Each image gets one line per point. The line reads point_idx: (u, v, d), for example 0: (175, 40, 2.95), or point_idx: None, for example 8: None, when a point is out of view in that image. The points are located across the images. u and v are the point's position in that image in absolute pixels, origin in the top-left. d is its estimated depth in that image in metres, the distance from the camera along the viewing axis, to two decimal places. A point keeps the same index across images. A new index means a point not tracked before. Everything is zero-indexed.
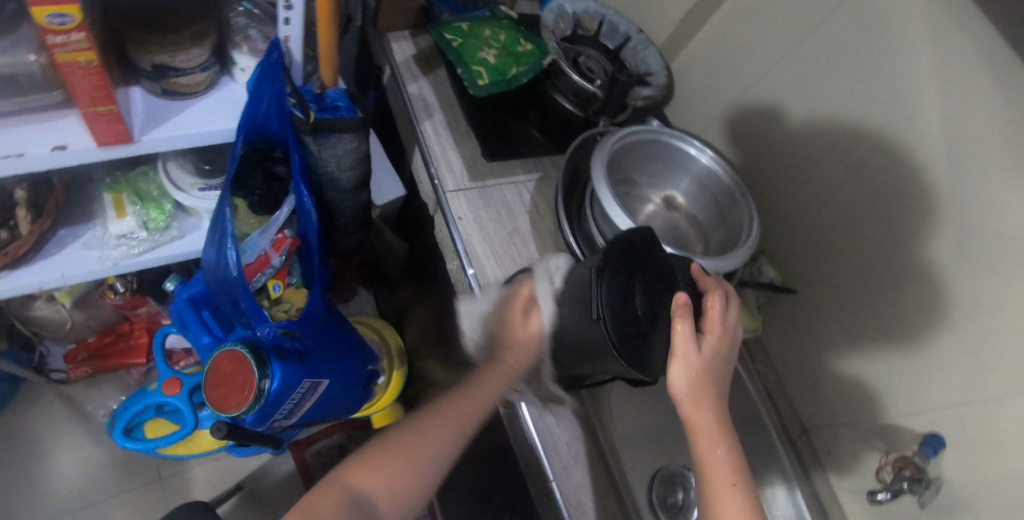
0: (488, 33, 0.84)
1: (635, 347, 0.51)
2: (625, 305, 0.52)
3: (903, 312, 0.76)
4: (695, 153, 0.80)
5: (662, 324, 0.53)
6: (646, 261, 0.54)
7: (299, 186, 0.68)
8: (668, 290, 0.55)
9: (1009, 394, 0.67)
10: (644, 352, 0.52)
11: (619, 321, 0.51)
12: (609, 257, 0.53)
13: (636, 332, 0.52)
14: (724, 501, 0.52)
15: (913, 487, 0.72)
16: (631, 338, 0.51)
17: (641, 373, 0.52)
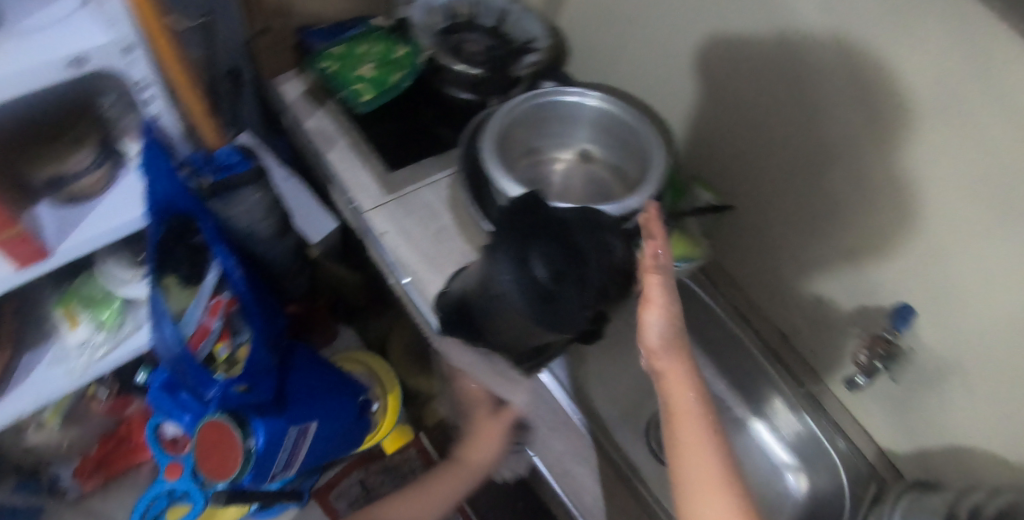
0: (364, 49, 0.87)
1: (546, 307, 0.52)
2: (523, 268, 0.52)
3: (837, 198, 0.76)
4: (578, 100, 0.79)
5: (569, 280, 0.51)
6: (540, 220, 0.54)
7: (216, 249, 0.70)
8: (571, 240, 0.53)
9: (948, 247, 0.67)
10: (558, 308, 0.52)
11: (523, 287, 0.52)
12: (501, 229, 0.55)
13: (544, 293, 0.52)
14: (684, 428, 0.56)
15: (885, 363, 0.75)
16: (535, 299, 0.52)
17: (560, 328, 0.53)
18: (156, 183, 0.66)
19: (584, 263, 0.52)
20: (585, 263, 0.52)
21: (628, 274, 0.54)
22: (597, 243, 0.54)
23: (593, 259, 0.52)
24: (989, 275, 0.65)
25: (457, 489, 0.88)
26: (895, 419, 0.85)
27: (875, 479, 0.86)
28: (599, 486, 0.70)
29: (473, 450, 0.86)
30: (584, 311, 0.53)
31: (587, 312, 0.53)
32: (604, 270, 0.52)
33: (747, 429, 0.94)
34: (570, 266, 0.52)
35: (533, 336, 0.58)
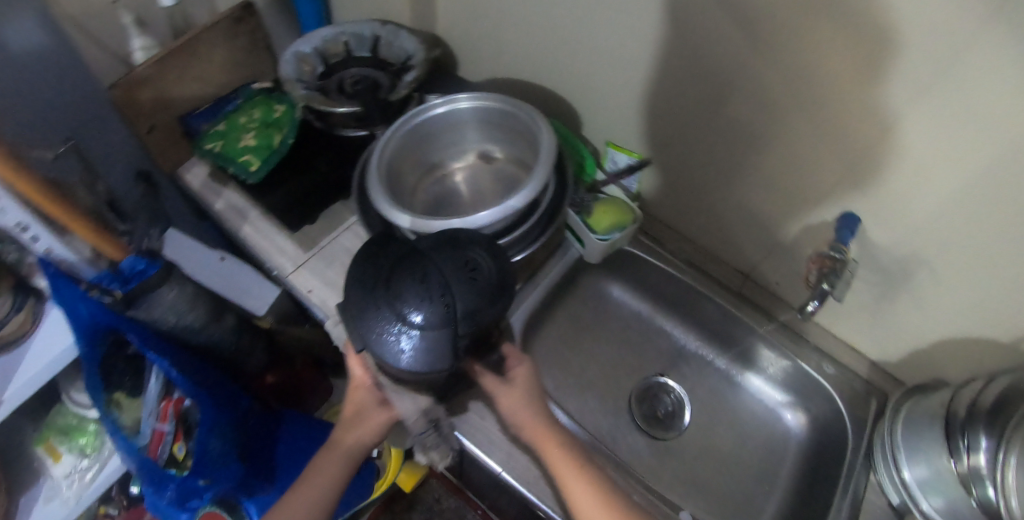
0: (244, 118, 0.86)
1: (402, 344, 0.51)
2: (382, 309, 0.52)
3: (750, 124, 0.74)
4: (449, 109, 0.77)
5: (422, 310, 0.51)
6: (394, 255, 0.54)
7: (150, 355, 0.71)
8: (423, 270, 0.52)
9: (866, 133, 0.65)
10: (415, 343, 0.51)
11: (378, 328, 0.51)
12: (360, 273, 0.54)
13: (398, 332, 0.51)
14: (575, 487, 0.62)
15: (830, 281, 0.72)
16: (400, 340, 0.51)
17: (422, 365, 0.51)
18: (76, 307, 0.68)
19: (448, 288, 0.51)
20: (448, 288, 0.51)
21: (500, 288, 0.53)
22: (461, 265, 0.53)
23: (455, 283, 0.51)
24: (895, 154, 0.64)
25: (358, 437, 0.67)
26: (876, 328, 0.82)
27: (875, 394, 0.83)
28: None
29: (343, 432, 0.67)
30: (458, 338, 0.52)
31: (462, 339, 0.52)
32: (471, 290, 0.52)
33: (730, 379, 0.90)
34: (432, 294, 0.51)
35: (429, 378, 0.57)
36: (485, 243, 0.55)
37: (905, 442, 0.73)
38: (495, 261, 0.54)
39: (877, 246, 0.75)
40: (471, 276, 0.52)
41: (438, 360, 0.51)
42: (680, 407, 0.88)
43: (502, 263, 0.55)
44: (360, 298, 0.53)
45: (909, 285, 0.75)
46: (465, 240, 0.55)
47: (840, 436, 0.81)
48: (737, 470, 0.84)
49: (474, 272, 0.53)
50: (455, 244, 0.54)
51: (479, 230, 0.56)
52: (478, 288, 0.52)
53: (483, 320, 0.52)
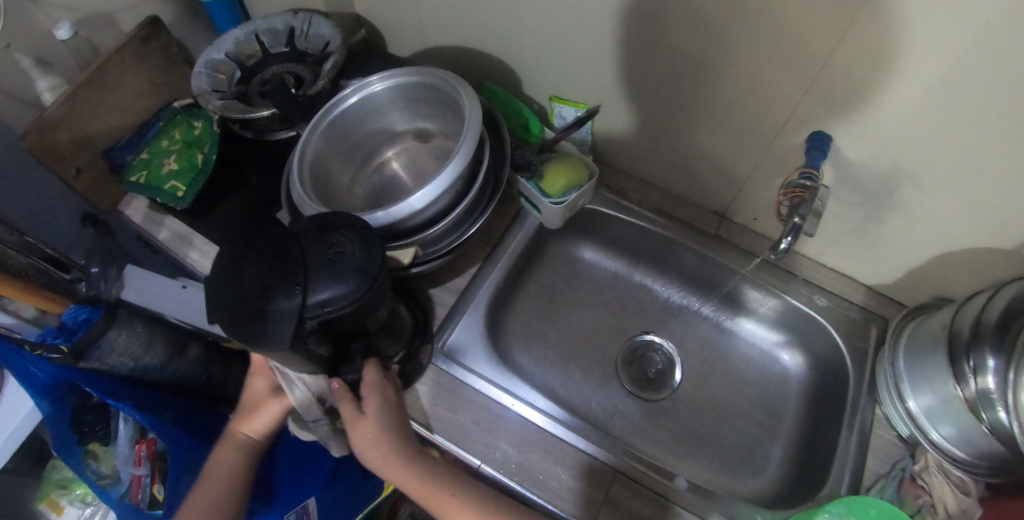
0: (166, 141, 0.81)
1: (253, 324, 0.49)
2: (233, 282, 0.50)
3: (695, 52, 0.67)
4: (363, 94, 0.71)
5: (278, 289, 0.50)
6: (255, 237, 0.52)
7: (110, 402, 0.68)
8: (286, 252, 0.52)
9: (811, 41, 0.59)
10: (266, 323, 0.49)
11: (226, 309, 0.49)
12: (225, 242, 0.53)
13: (252, 311, 0.49)
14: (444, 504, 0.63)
15: (801, 212, 0.66)
16: (243, 318, 0.49)
17: (270, 344, 0.50)
18: (29, 370, 0.67)
19: (304, 267, 0.52)
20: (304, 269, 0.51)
21: (364, 269, 0.53)
22: (323, 246, 0.53)
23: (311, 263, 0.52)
24: (805, 52, 0.60)
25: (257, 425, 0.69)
26: (865, 252, 0.76)
27: (874, 321, 0.77)
28: (560, 463, 0.68)
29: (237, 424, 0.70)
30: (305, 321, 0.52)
31: (309, 321, 0.52)
32: (327, 273, 0.52)
33: (718, 326, 0.86)
34: (283, 272, 0.51)
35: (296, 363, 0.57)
36: (357, 227, 0.55)
37: (908, 369, 0.68)
38: (364, 247, 0.54)
39: (851, 163, 0.68)
40: (334, 258, 0.53)
41: (280, 342, 0.50)
42: (671, 364, 0.84)
43: (373, 249, 0.55)
44: (216, 271, 0.51)
45: (894, 200, 0.68)
46: (336, 225, 0.55)
47: (841, 371, 0.76)
48: (737, 421, 0.80)
49: (337, 255, 0.54)
50: (326, 228, 0.55)
51: (357, 216, 0.56)
52: (336, 272, 0.52)
53: (335, 304, 0.52)
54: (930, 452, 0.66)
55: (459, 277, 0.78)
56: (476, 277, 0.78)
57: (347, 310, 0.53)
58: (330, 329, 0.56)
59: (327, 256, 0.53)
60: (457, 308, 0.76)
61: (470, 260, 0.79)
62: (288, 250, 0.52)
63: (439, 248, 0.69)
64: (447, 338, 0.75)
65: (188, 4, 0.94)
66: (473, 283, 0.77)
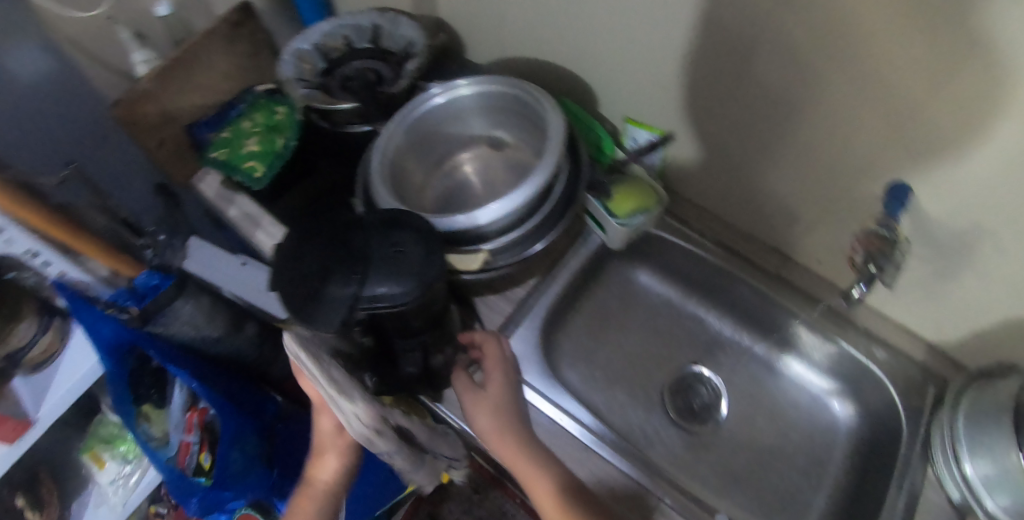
0: (247, 123, 0.84)
1: (304, 304, 0.52)
2: (302, 262, 0.54)
3: (783, 90, 0.67)
4: (449, 96, 0.72)
5: (333, 276, 0.52)
6: (330, 224, 0.56)
7: (171, 369, 0.71)
8: (350, 243, 0.54)
9: (904, 92, 0.58)
10: (314, 305, 0.52)
11: (288, 284, 0.53)
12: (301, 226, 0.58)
13: (305, 293, 0.52)
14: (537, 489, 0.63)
15: (880, 263, 0.66)
16: (300, 296, 0.52)
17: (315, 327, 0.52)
18: (98, 327, 0.69)
19: (364, 261, 0.53)
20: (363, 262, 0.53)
21: (422, 272, 0.54)
22: (387, 246, 0.55)
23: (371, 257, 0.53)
24: (895, 103, 0.60)
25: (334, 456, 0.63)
26: (929, 309, 0.75)
27: (931, 381, 0.76)
28: (601, 485, 0.69)
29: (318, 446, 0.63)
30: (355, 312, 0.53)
31: (358, 313, 0.53)
32: (384, 270, 0.53)
33: (769, 364, 0.85)
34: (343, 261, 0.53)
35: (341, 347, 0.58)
36: (423, 232, 0.56)
37: (967, 434, 0.66)
38: (425, 251, 0.55)
39: (930, 218, 0.67)
40: (396, 255, 0.54)
41: (324, 324, 0.51)
42: (717, 397, 0.84)
43: (432, 255, 0.55)
44: (287, 249, 0.55)
45: (968, 261, 0.67)
46: (407, 224, 0.56)
47: (893, 427, 0.75)
48: (780, 464, 0.79)
49: (399, 256, 0.54)
50: (395, 225, 0.56)
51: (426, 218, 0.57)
52: (394, 270, 0.53)
53: (386, 302, 0.52)
54: None
55: (518, 288, 0.80)
56: (534, 290, 0.79)
57: (398, 309, 0.53)
58: (380, 324, 0.57)
59: (389, 253, 0.54)
60: (514, 318, 0.78)
61: (529, 272, 0.80)
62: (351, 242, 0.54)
63: (505, 258, 0.70)
64: None
65: None
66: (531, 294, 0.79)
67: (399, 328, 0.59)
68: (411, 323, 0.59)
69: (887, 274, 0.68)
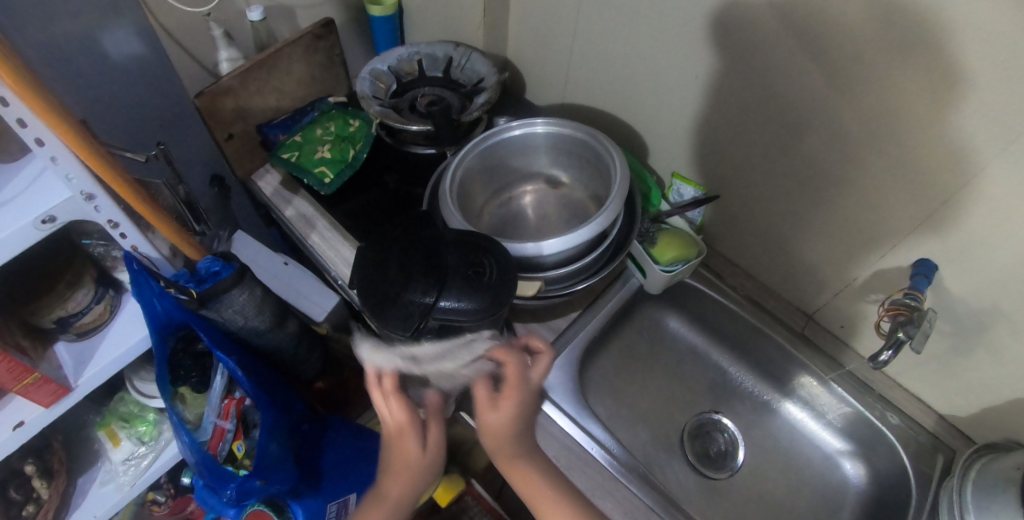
0: (320, 131, 0.89)
1: (386, 307, 0.54)
2: (379, 270, 0.55)
3: (830, 164, 0.73)
4: (524, 132, 0.78)
5: (414, 284, 0.54)
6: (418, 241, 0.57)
7: (217, 354, 0.72)
8: (437, 260, 0.55)
9: (944, 178, 0.64)
10: (397, 308, 0.53)
11: (369, 287, 0.55)
12: (384, 230, 0.59)
13: (386, 296, 0.54)
14: None
15: (908, 330, 0.69)
16: (379, 296, 0.54)
17: (391, 333, 0.54)
18: (152, 303, 0.71)
19: (442, 275, 0.55)
20: (442, 275, 0.54)
21: (497, 295, 0.55)
22: (466, 263, 0.56)
23: (451, 274, 0.54)
24: (935, 190, 0.66)
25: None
26: (943, 381, 0.79)
27: (941, 450, 0.80)
28: (628, 515, 0.71)
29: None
30: (427, 319, 0.55)
31: (430, 322, 0.55)
32: (460, 286, 0.54)
33: (788, 420, 0.89)
34: (424, 271, 0.54)
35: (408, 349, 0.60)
36: (504, 258, 0.58)
37: (975, 503, 0.70)
38: (501, 274, 0.57)
39: (954, 296, 0.72)
40: (474, 274, 0.56)
41: (399, 327, 0.53)
42: (734, 445, 0.87)
43: (508, 279, 0.57)
44: (367, 256, 0.57)
45: (984, 340, 0.72)
46: (484, 244, 0.58)
47: (902, 490, 0.79)
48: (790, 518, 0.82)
49: (475, 274, 0.56)
50: (474, 245, 0.58)
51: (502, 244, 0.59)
52: (472, 288, 0.54)
53: (460, 316, 0.54)
54: None
55: (561, 319, 0.84)
56: (575, 322, 0.84)
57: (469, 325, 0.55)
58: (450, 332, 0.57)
59: (465, 271, 0.55)
60: (554, 347, 0.81)
61: (572, 305, 0.85)
62: (440, 260, 0.55)
63: (556, 288, 0.74)
64: None
65: (358, 13, 1.02)
66: (571, 326, 0.83)
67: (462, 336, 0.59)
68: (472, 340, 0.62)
69: (917, 341, 0.70)
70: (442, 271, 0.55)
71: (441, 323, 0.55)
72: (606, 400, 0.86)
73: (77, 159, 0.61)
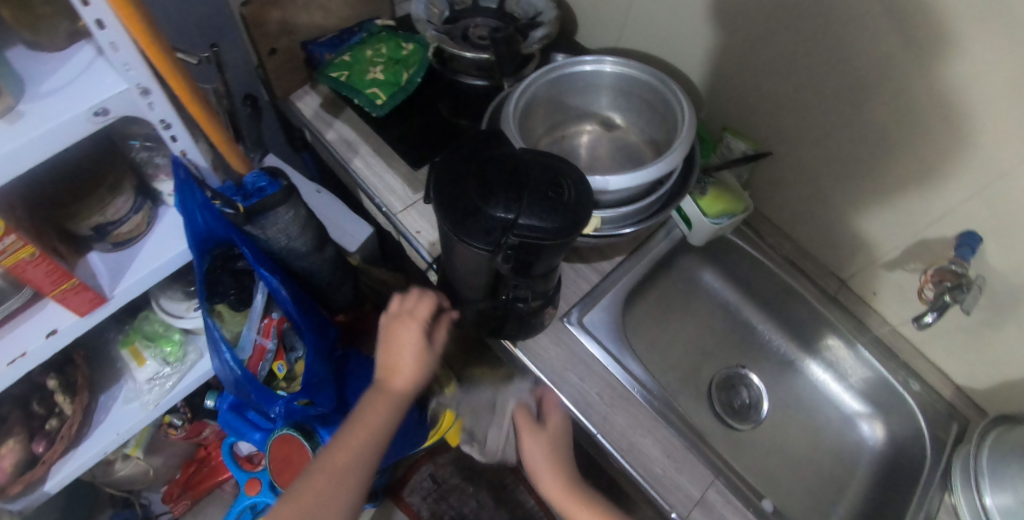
0: (370, 52, 0.86)
1: (466, 221, 0.53)
2: (458, 185, 0.55)
3: (890, 132, 0.72)
4: (593, 68, 0.77)
5: (495, 197, 0.53)
6: (496, 159, 0.56)
7: (261, 270, 0.71)
8: (517, 178, 0.54)
9: (1002, 152, 0.65)
10: (476, 223, 0.53)
11: (446, 200, 0.54)
12: (462, 147, 0.58)
13: (466, 209, 0.53)
14: None
15: (955, 295, 0.72)
16: (460, 211, 0.54)
17: (470, 244, 0.53)
18: (195, 215, 0.69)
19: (522, 192, 0.53)
20: (523, 192, 0.53)
21: (576, 216, 0.53)
22: (545, 182, 0.54)
23: (532, 191, 0.53)
24: (997, 165, 0.66)
25: (378, 425, 0.65)
26: (968, 355, 0.82)
27: (956, 419, 0.83)
28: (668, 455, 0.73)
29: (368, 408, 0.66)
30: (508, 236, 0.54)
31: (511, 239, 0.53)
32: (541, 204, 0.53)
33: (810, 378, 0.92)
34: (505, 187, 0.53)
35: (475, 266, 0.60)
36: (582, 182, 0.56)
37: (989, 466, 0.73)
38: (580, 196, 0.55)
39: (995, 271, 0.73)
40: (554, 194, 0.54)
41: (482, 240, 0.53)
42: (757, 400, 0.91)
43: (588, 201, 0.55)
44: (446, 170, 0.56)
45: (1016, 315, 0.74)
46: (562, 164, 0.57)
47: (917, 453, 0.82)
48: (808, 473, 0.86)
49: (554, 194, 0.54)
50: (553, 165, 0.56)
51: (579, 167, 0.57)
52: (552, 207, 0.53)
53: (539, 235, 0.53)
54: None
55: (604, 262, 0.85)
56: (619, 266, 0.85)
57: (548, 244, 0.53)
58: (522, 253, 0.56)
59: (546, 191, 0.54)
60: (599, 287, 0.83)
61: (617, 249, 0.86)
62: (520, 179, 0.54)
63: (608, 228, 0.75)
64: (583, 313, 0.80)
65: None
66: (616, 269, 0.84)
67: (532, 257, 0.58)
68: (539, 263, 0.61)
69: (965, 303, 0.74)
70: (522, 189, 0.53)
71: (520, 242, 0.54)
72: (640, 347, 0.88)
73: (135, 47, 0.57)
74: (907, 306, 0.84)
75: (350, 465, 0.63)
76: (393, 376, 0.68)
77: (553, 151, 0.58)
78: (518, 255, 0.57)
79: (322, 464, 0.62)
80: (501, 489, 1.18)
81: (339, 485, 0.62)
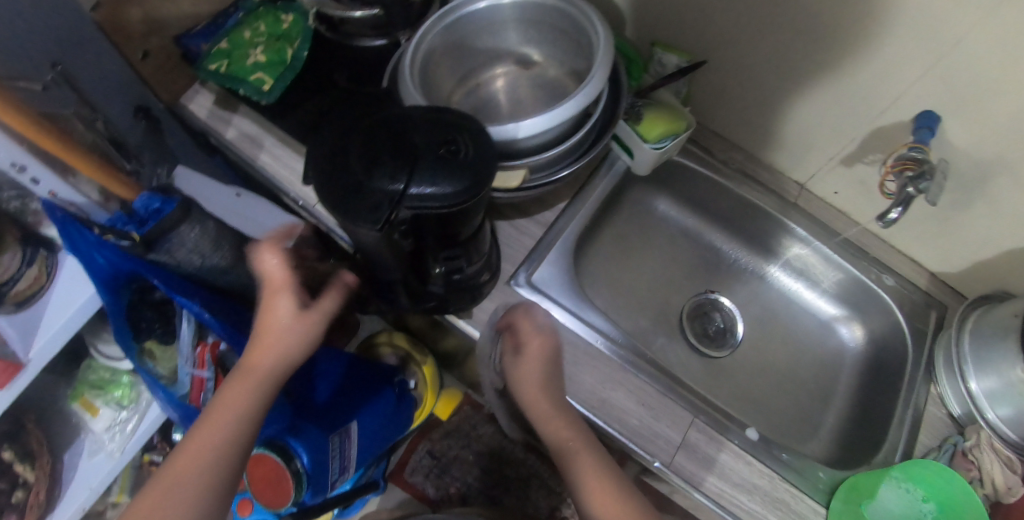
0: (248, 33, 0.77)
1: (350, 200, 0.47)
2: (339, 161, 0.48)
3: (827, 15, 0.65)
4: (490, 4, 0.68)
5: (379, 166, 0.47)
6: (378, 125, 0.49)
7: (178, 298, 0.65)
8: (402, 139, 0.48)
9: (949, 18, 0.58)
10: (362, 200, 0.46)
11: (326, 179, 0.48)
12: (338, 122, 0.51)
13: (348, 186, 0.47)
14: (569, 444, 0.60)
15: (918, 185, 0.66)
16: (342, 188, 0.47)
17: (359, 225, 0.47)
18: (91, 255, 0.62)
19: (412, 156, 0.47)
20: (412, 157, 0.47)
21: (479, 171, 0.48)
22: (437, 142, 0.48)
23: (421, 153, 0.47)
24: (946, 33, 0.59)
25: (241, 410, 0.54)
26: (939, 241, 0.78)
27: (933, 306, 0.80)
28: (643, 404, 0.70)
29: (222, 396, 0.54)
30: (399, 211, 0.48)
31: (403, 213, 0.48)
32: (434, 165, 0.47)
33: (783, 291, 0.89)
34: (391, 155, 0.47)
35: (382, 250, 0.55)
36: (481, 134, 0.50)
37: (972, 352, 0.71)
38: (479, 150, 0.49)
39: (958, 149, 0.68)
40: (448, 151, 0.48)
41: (368, 220, 0.46)
42: (732, 322, 0.88)
43: (488, 154, 0.49)
44: (324, 151, 0.49)
45: (983, 192, 0.69)
46: (454, 115, 0.51)
47: (899, 349, 0.80)
48: (793, 388, 0.84)
49: (449, 152, 0.48)
50: (442, 119, 0.50)
51: (475, 117, 0.51)
52: (447, 166, 0.47)
53: (436, 202, 0.47)
54: (983, 430, 0.69)
55: (547, 212, 0.80)
56: (564, 213, 0.79)
57: (448, 211, 0.48)
58: (425, 225, 0.51)
59: (439, 151, 0.48)
60: (545, 241, 0.78)
61: (558, 195, 0.80)
62: (406, 140, 0.48)
63: (539, 177, 0.68)
64: (532, 272, 0.76)
65: None
66: (561, 217, 0.79)
67: (440, 228, 0.53)
68: (454, 231, 0.56)
69: (929, 193, 0.68)
70: (410, 154, 0.47)
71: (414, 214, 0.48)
72: (603, 294, 0.85)
73: None
74: (870, 200, 0.80)
75: (205, 466, 0.51)
76: (251, 355, 0.56)
77: (443, 106, 0.52)
78: (424, 225, 0.52)
79: (171, 471, 0.51)
80: (499, 451, 1.18)
81: (187, 499, 0.50)
